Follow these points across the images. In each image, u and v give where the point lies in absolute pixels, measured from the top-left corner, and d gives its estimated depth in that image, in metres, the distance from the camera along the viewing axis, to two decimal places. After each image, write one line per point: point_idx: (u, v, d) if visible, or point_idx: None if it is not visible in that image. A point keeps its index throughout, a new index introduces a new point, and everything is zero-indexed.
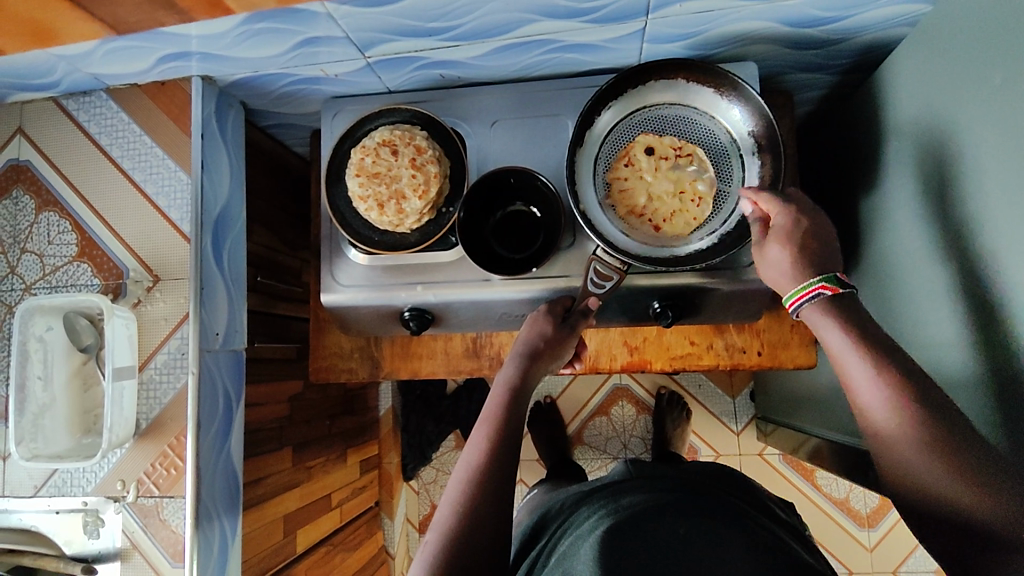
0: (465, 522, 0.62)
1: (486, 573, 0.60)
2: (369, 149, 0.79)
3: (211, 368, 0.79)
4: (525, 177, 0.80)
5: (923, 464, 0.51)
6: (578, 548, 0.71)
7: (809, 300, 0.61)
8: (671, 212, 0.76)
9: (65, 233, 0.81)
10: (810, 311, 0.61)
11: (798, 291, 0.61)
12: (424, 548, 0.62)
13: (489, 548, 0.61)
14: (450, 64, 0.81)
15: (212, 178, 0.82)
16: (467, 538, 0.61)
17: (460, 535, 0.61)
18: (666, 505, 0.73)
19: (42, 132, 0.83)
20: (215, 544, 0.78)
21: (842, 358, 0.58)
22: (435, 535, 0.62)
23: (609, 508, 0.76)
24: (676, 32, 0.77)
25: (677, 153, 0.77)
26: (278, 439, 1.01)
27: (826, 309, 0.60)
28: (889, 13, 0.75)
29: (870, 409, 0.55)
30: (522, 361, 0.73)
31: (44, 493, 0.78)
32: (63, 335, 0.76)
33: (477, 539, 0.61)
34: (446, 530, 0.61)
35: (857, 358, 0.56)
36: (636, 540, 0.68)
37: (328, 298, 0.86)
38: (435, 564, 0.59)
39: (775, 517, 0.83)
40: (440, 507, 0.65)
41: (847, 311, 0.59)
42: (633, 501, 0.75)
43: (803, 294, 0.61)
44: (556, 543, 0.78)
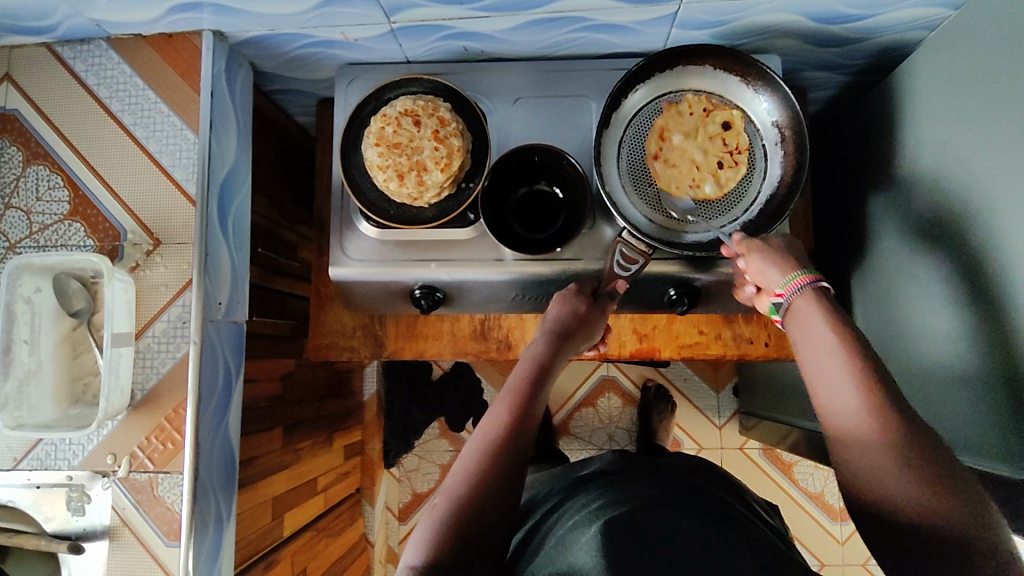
0: (478, 491, 0.60)
1: (490, 541, 0.59)
2: (390, 117, 0.76)
3: (213, 338, 0.75)
4: (550, 156, 0.79)
5: (883, 454, 0.52)
6: (574, 530, 0.67)
7: (803, 288, 0.63)
8: (677, 176, 0.76)
9: (57, 189, 0.76)
10: (800, 298, 0.63)
11: (794, 278, 0.64)
12: (430, 511, 0.61)
13: (496, 517, 0.60)
14: (475, 36, 0.79)
15: (220, 139, 0.78)
16: (480, 507, 0.59)
17: (473, 502, 0.59)
18: (675, 497, 0.70)
19: (32, 80, 0.77)
20: (211, 523, 0.74)
21: (816, 351, 0.59)
22: (444, 498, 0.61)
23: (608, 498, 0.72)
24: (707, 19, 0.77)
25: (722, 140, 0.76)
26: (270, 418, 0.97)
27: (816, 298, 0.62)
28: (912, 15, 0.76)
29: (836, 394, 0.56)
30: (552, 339, 0.72)
31: (24, 467, 0.73)
32: (52, 298, 0.71)
33: (487, 508, 0.60)
34: (457, 495, 0.60)
35: (832, 350, 0.58)
36: (641, 527, 0.63)
37: (337, 271, 0.83)
38: (445, 527, 0.58)
39: (758, 512, 0.82)
40: (451, 473, 0.63)
41: (834, 308, 0.61)
42: (633, 490, 0.73)
43: (795, 282, 0.64)
44: (549, 532, 0.72)
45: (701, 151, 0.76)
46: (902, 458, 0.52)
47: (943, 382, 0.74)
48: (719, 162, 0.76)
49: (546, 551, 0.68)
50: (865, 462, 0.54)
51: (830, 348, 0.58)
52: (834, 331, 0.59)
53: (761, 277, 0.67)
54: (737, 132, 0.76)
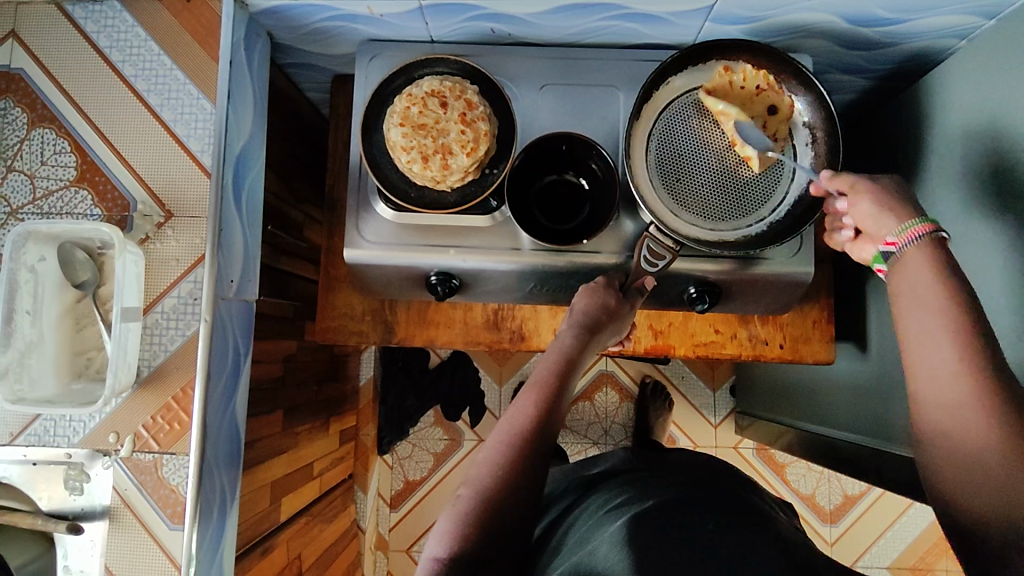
0: (502, 484, 0.59)
1: (512, 535, 0.58)
2: (416, 97, 0.74)
3: (224, 317, 0.73)
4: (578, 145, 0.77)
5: (981, 425, 0.51)
6: (598, 532, 0.65)
7: (917, 238, 0.59)
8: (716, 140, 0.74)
9: (63, 154, 0.73)
10: (916, 249, 0.59)
11: (915, 226, 0.59)
12: (453, 502, 0.60)
13: (519, 512, 0.59)
14: (505, 18, 0.77)
15: (237, 110, 0.75)
16: (504, 499, 0.58)
17: (497, 496, 0.58)
18: (701, 498, 0.68)
19: (39, 38, 0.73)
20: (215, 508, 0.71)
21: (921, 310, 0.57)
22: (469, 490, 0.59)
23: (629, 496, 0.70)
24: (743, 14, 0.75)
25: (764, 123, 0.74)
26: (271, 401, 0.95)
27: (931, 255, 0.59)
28: (946, 22, 0.76)
29: (936, 358, 0.55)
30: (581, 331, 0.70)
31: (20, 442, 0.70)
32: (57, 268, 0.68)
33: (511, 502, 0.58)
34: (482, 488, 0.59)
35: (940, 314, 0.55)
36: (663, 531, 0.62)
37: (351, 253, 0.80)
38: (469, 520, 0.57)
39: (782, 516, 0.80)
40: (475, 463, 0.62)
41: (949, 269, 0.58)
42: (658, 490, 0.70)
43: (910, 233, 0.60)
44: (566, 532, 0.71)
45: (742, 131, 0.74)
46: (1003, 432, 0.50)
47: None
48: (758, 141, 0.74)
49: (564, 550, 0.67)
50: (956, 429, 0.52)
51: (935, 309, 0.56)
52: (946, 292, 0.56)
53: (867, 222, 0.64)
54: (782, 119, 0.74)
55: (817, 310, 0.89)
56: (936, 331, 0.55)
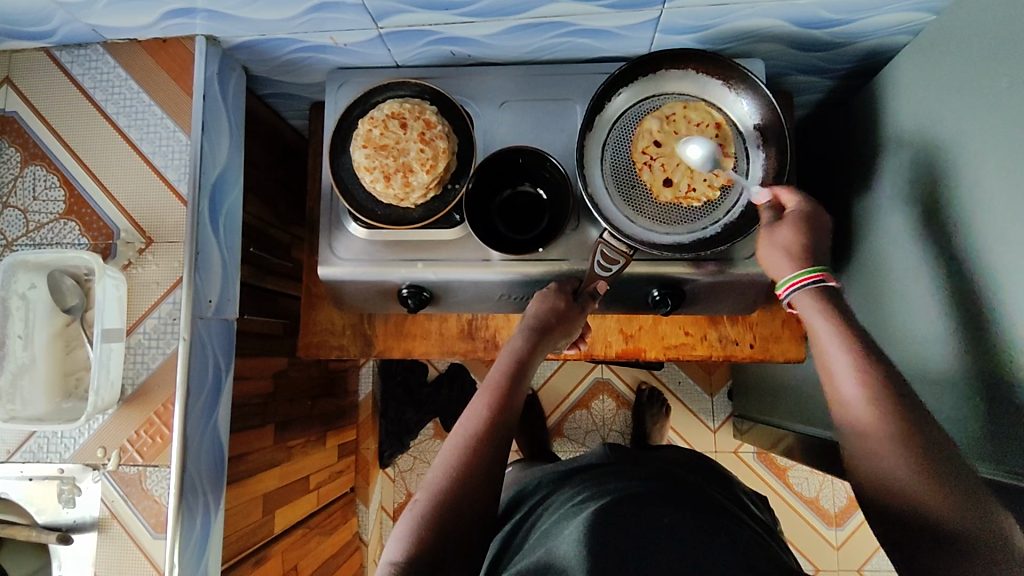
0: (458, 486, 0.61)
1: (470, 538, 0.60)
2: (377, 120, 0.78)
3: (202, 335, 0.77)
4: (534, 157, 0.81)
5: (887, 444, 0.54)
6: (558, 530, 0.65)
7: (803, 287, 0.65)
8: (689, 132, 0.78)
9: (53, 188, 0.78)
10: (804, 296, 0.65)
11: (795, 276, 0.65)
12: (411, 507, 0.61)
13: (476, 514, 0.60)
14: (462, 41, 0.81)
15: (211, 140, 0.79)
16: (459, 499, 0.60)
17: (453, 498, 0.60)
18: (657, 493, 0.68)
19: (30, 83, 0.79)
20: (198, 520, 0.75)
21: (823, 344, 0.61)
22: (426, 494, 0.61)
23: (590, 491, 0.71)
24: (690, 23, 0.78)
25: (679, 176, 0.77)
26: (261, 415, 0.98)
27: (816, 299, 0.64)
28: (892, 21, 0.77)
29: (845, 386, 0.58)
30: (531, 335, 0.73)
31: (17, 459, 0.75)
32: (47, 294, 0.73)
33: (466, 501, 0.60)
34: (439, 490, 0.60)
35: (841, 347, 0.59)
36: (621, 524, 0.63)
37: (326, 270, 0.84)
38: (427, 523, 0.59)
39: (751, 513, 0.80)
40: (432, 467, 0.64)
41: (836, 306, 0.63)
42: (617, 487, 0.71)
43: (802, 278, 0.65)
44: (531, 528, 0.71)
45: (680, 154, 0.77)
46: (906, 446, 0.53)
47: (924, 382, 0.74)
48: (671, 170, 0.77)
49: (527, 548, 0.67)
50: (870, 448, 0.55)
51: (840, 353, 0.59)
52: (839, 326, 0.61)
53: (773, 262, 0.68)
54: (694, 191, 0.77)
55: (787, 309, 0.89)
56: (840, 361, 0.59)
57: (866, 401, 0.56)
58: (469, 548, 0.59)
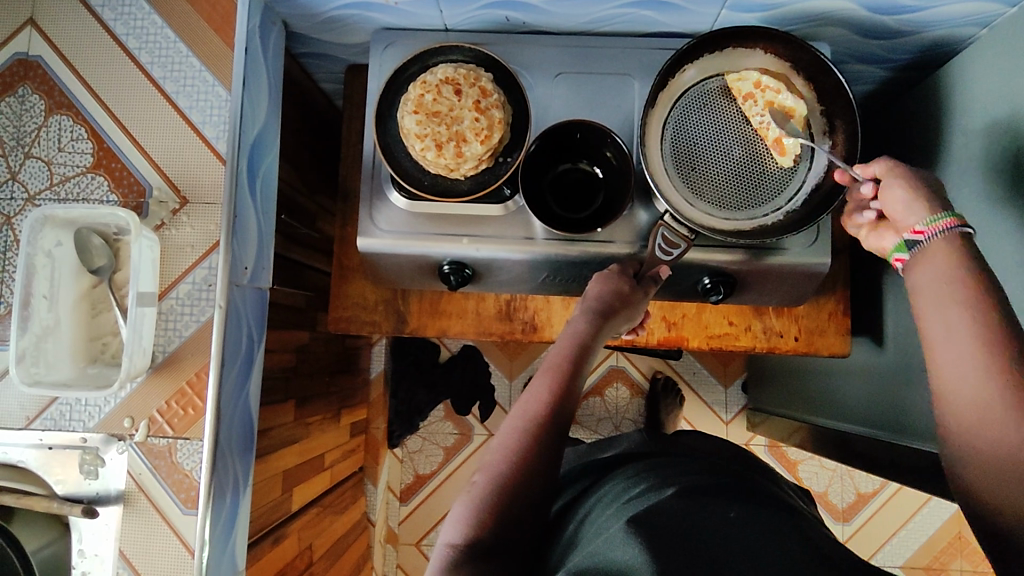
0: (518, 469, 0.58)
1: (527, 523, 0.57)
2: (430, 85, 0.74)
3: (237, 304, 0.73)
4: (593, 133, 0.77)
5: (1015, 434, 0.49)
6: (610, 522, 0.63)
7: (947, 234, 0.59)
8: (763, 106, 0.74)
9: (80, 140, 0.73)
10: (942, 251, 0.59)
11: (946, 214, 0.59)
12: (467, 489, 0.59)
13: (534, 499, 0.58)
14: (521, 6, 0.77)
15: (252, 98, 0.75)
16: (519, 483, 0.57)
17: (513, 483, 0.57)
18: (717, 488, 0.66)
19: (57, 26, 0.74)
20: (227, 495, 0.71)
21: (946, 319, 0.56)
22: (484, 476, 0.58)
23: (647, 485, 0.68)
24: (761, 1, 0.74)
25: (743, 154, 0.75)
26: (283, 390, 0.94)
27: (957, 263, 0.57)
28: (967, 9, 0.75)
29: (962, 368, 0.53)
30: (593, 318, 0.69)
31: (37, 426, 0.71)
32: (73, 253, 0.69)
33: (526, 486, 0.58)
34: (498, 472, 0.58)
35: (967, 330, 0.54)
36: (685, 519, 0.60)
37: (365, 242, 0.80)
38: (485, 506, 0.56)
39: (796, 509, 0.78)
40: (489, 448, 0.61)
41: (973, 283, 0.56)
42: (672, 480, 0.68)
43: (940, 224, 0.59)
44: (581, 519, 0.68)
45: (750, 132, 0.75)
46: None
47: None
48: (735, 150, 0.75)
49: (579, 540, 0.64)
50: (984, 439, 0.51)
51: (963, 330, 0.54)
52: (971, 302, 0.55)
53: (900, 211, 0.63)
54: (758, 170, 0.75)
55: (833, 302, 0.88)
56: (960, 343, 0.54)
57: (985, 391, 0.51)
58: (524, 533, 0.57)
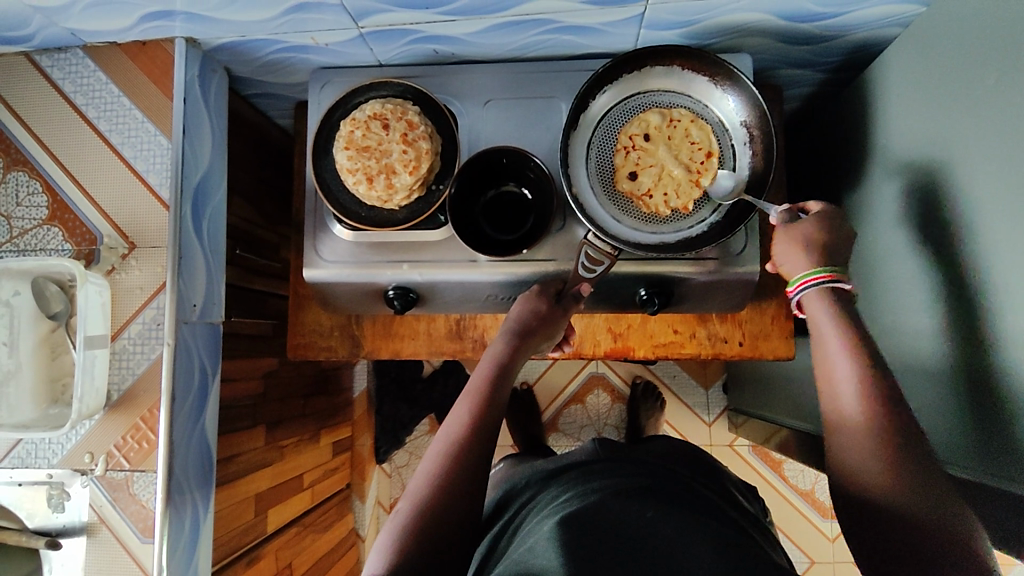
0: (439, 495, 0.60)
1: (456, 549, 0.59)
2: (359, 121, 0.77)
3: (188, 339, 0.78)
4: (517, 157, 0.79)
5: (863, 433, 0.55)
6: (539, 528, 0.65)
7: (813, 287, 0.65)
8: (681, 138, 0.77)
9: (36, 194, 0.78)
10: (811, 299, 0.65)
11: (805, 277, 0.66)
12: (394, 517, 0.61)
13: (461, 521, 0.60)
14: (444, 39, 0.80)
15: (194, 144, 0.79)
16: (441, 507, 0.60)
17: (436, 508, 0.60)
18: (641, 490, 0.68)
19: (11, 88, 0.79)
20: (187, 521, 0.76)
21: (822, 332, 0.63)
22: (409, 504, 0.61)
23: (577, 491, 0.70)
24: (675, 19, 0.75)
25: (647, 178, 0.76)
26: (251, 417, 0.98)
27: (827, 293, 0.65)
28: (882, 12, 0.74)
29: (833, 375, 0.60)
30: (511, 338, 0.74)
31: (6, 465, 0.75)
32: (31, 301, 0.73)
33: (448, 509, 0.60)
34: (422, 499, 0.60)
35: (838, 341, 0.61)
36: (601, 524, 0.63)
37: (311, 273, 0.84)
38: (411, 532, 0.58)
39: (741, 507, 0.79)
40: (414, 477, 0.63)
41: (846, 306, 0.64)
42: (602, 485, 0.70)
43: (810, 279, 0.65)
44: (515, 529, 0.71)
45: (660, 161, 0.76)
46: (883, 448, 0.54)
47: (915, 380, 0.73)
48: (641, 173, 0.76)
49: (511, 547, 0.67)
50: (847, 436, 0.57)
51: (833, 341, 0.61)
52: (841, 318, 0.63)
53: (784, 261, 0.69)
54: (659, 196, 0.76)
55: (775, 306, 0.89)
56: (832, 348, 0.61)
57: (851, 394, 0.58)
58: (453, 561, 0.59)
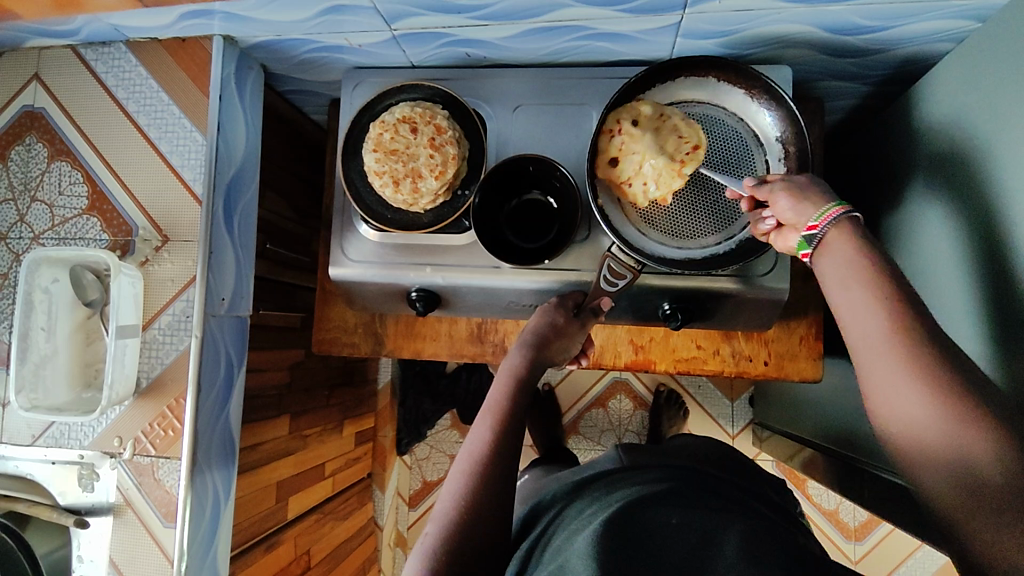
0: (466, 514, 0.60)
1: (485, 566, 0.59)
2: (388, 124, 0.77)
3: (215, 333, 0.80)
4: (544, 166, 0.79)
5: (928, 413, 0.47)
6: (571, 540, 0.61)
7: (829, 224, 0.56)
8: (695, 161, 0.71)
9: (77, 185, 0.81)
10: (843, 226, 0.56)
11: (818, 217, 0.57)
12: (422, 539, 0.60)
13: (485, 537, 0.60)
14: (476, 43, 0.79)
15: (227, 139, 0.81)
16: (469, 528, 0.59)
17: (459, 526, 0.59)
18: (663, 498, 0.65)
19: (59, 81, 0.82)
20: (208, 503, 0.78)
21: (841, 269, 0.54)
22: (435, 525, 0.60)
23: (602, 502, 0.67)
24: (713, 28, 0.73)
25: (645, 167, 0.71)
26: (276, 406, 1.00)
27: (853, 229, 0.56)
28: (934, 27, 0.70)
29: (864, 324, 0.51)
30: (529, 350, 0.73)
31: (41, 443, 0.79)
32: (69, 289, 0.76)
33: (476, 527, 0.60)
34: (447, 519, 0.60)
35: (863, 284, 0.52)
36: (634, 528, 0.59)
37: (336, 271, 0.84)
38: (437, 552, 0.58)
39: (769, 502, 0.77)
40: (440, 495, 0.63)
41: (867, 237, 0.56)
42: (625, 495, 0.67)
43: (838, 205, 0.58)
44: (548, 543, 0.67)
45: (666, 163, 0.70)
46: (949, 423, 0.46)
47: None
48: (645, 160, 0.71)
49: (543, 561, 0.63)
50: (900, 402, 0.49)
51: (863, 290, 0.52)
52: (858, 255, 0.54)
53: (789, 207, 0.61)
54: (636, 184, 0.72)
55: (805, 326, 0.87)
56: (861, 298, 0.52)
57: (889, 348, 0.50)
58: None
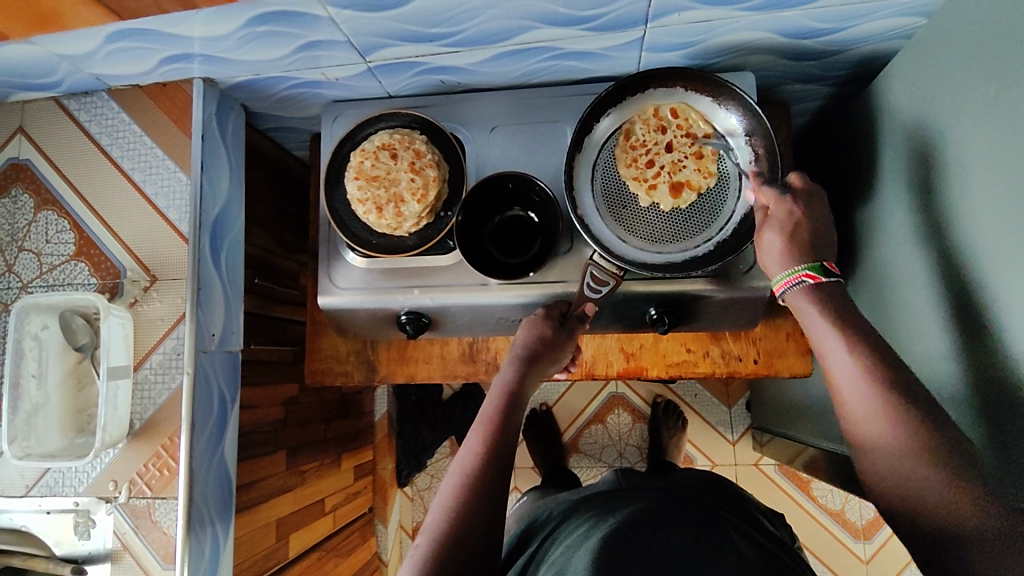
0: (455, 528, 0.60)
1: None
2: (369, 152, 0.79)
3: (207, 370, 0.80)
4: (523, 182, 0.81)
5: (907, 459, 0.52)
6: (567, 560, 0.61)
7: (796, 286, 0.64)
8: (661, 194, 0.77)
9: (64, 232, 0.82)
10: (794, 296, 0.64)
11: (785, 276, 0.65)
12: (412, 551, 0.60)
13: (481, 551, 0.60)
14: (450, 69, 0.81)
15: (211, 178, 0.82)
16: (458, 541, 0.59)
17: (453, 538, 0.59)
18: (660, 513, 0.64)
19: (42, 132, 0.83)
20: (206, 549, 0.77)
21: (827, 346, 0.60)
22: (426, 538, 0.60)
23: (598, 517, 0.67)
24: (676, 40, 0.76)
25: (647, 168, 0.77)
26: (272, 442, 0.99)
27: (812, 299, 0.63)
28: (886, 25, 0.73)
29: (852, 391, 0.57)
30: (520, 365, 0.75)
31: (35, 493, 0.78)
32: (58, 334, 0.76)
33: (468, 541, 0.60)
34: (439, 532, 0.60)
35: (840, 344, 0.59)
36: (627, 544, 0.59)
37: (326, 300, 0.85)
38: (428, 565, 0.58)
39: (759, 527, 0.75)
40: (431, 508, 0.63)
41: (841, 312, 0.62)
42: (624, 509, 0.67)
43: (792, 277, 0.64)
44: (541, 559, 0.67)
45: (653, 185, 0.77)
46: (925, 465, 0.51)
47: (932, 397, 0.71)
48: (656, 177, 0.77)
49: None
50: (886, 463, 0.54)
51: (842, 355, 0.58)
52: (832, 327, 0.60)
53: (766, 255, 0.68)
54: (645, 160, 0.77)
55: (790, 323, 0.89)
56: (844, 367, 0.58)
57: (878, 423, 0.55)
58: None
